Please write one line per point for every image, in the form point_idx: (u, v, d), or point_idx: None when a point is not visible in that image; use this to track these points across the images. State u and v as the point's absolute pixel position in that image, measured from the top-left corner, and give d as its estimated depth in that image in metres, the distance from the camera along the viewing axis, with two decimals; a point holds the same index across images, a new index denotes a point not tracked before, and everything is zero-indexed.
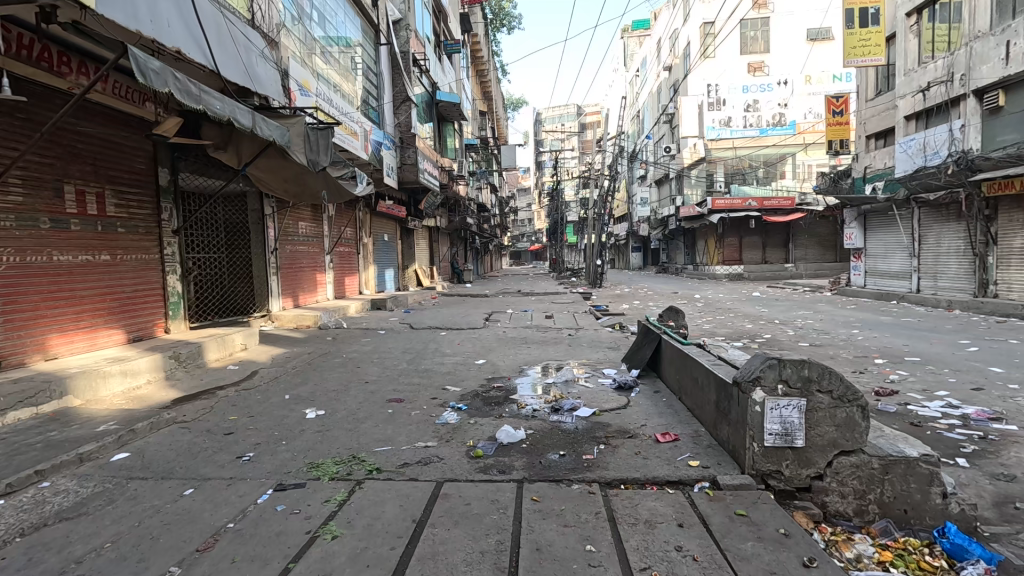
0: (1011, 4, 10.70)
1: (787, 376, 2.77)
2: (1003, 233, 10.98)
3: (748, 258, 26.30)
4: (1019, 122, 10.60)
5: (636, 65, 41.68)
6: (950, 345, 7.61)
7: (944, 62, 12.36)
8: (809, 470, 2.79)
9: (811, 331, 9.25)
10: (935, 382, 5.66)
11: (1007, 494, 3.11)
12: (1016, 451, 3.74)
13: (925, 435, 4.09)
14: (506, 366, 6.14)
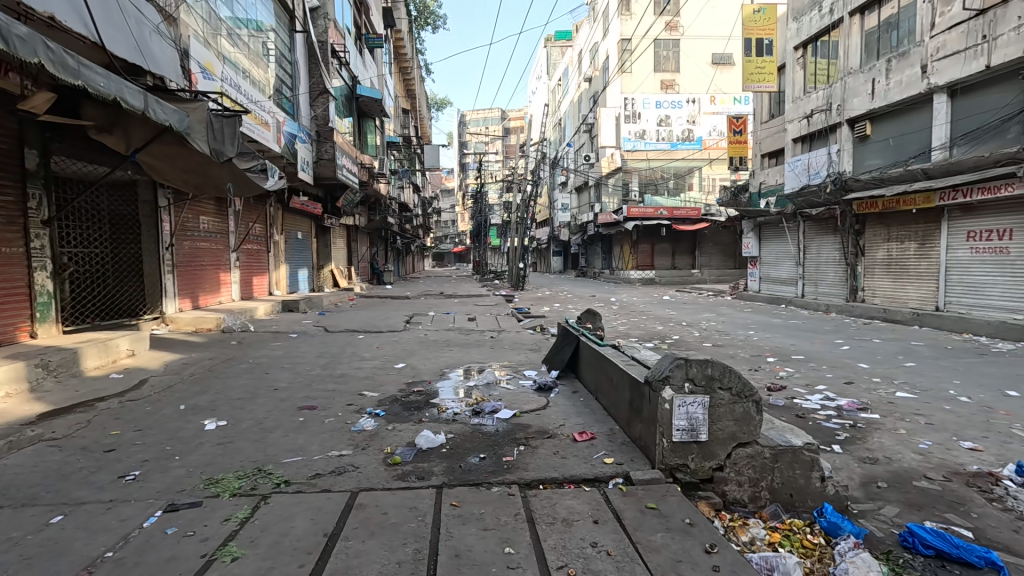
0: (876, 47, 12.32)
1: (693, 375, 2.97)
2: (869, 246, 12.55)
3: (659, 264, 27.92)
4: (882, 149, 12.19)
5: (557, 75, 42.95)
6: (828, 344, 8.56)
7: (824, 93, 13.95)
8: (711, 462, 2.99)
9: (714, 332, 10.00)
10: (816, 377, 6.34)
11: (871, 475, 3.56)
12: (878, 436, 4.30)
13: (808, 426, 4.57)
14: (426, 370, 6.02)
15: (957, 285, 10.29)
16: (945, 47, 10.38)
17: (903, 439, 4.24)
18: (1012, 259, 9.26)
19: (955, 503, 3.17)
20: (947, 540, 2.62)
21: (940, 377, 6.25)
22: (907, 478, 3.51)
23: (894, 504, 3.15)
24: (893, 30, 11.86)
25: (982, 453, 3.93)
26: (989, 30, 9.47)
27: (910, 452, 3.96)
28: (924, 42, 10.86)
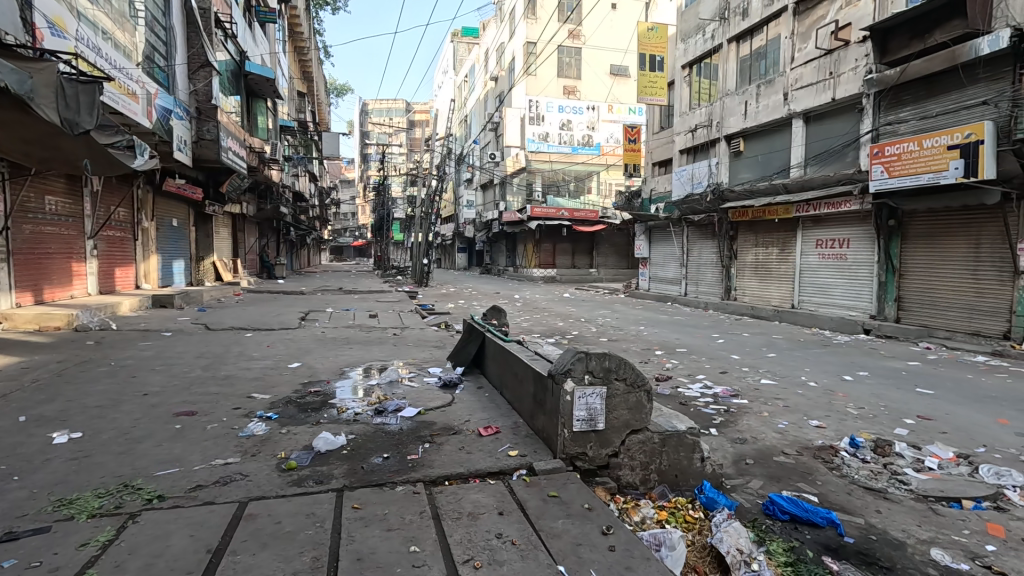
0: (749, 73, 13.85)
1: (592, 367, 3.13)
2: (741, 250, 14.10)
3: (560, 263, 28.99)
4: (752, 165, 13.73)
5: (463, 71, 42.83)
6: (707, 338, 9.49)
7: (706, 111, 15.39)
8: (607, 449, 3.19)
9: (610, 328, 10.62)
10: (697, 368, 7.00)
11: (741, 453, 4.02)
12: (746, 419, 4.86)
13: (690, 412, 5.04)
14: (324, 369, 5.71)
15: (808, 286, 11.92)
16: (802, 79, 11.94)
17: (766, 420, 4.84)
18: (849, 264, 10.94)
19: (805, 473, 3.69)
20: (799, 505, 3.04)
21: (794, 365, 7.22)
22: (769, 454, 4.01)
23: (759, 477, 3.59)
24: (761, 59, 13.40)
25: (825, 429, 4.61)
26: (834, 67, 11.09)
27: (772, 431, 4.53)
28: (786, 73, 12.41)
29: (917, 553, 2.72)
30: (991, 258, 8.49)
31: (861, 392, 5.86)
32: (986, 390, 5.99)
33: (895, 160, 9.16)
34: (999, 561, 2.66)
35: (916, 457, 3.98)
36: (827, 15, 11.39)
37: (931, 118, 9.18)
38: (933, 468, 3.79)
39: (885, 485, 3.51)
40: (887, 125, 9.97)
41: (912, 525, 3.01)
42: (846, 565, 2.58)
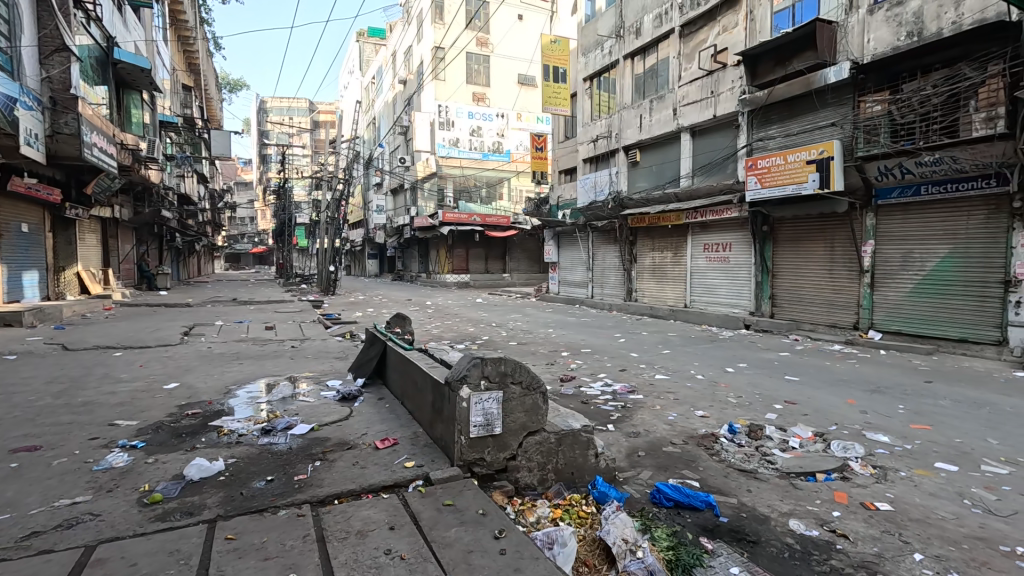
0: (643, 88, 14.81)
1: (488, 372, 3.15)
2: (640, 254, 15.00)
3: (473, 268, 29.03)
4: (648, 174, 14.69)
5: (370, 72, 41.64)
6: (610, 338, 9.96)
7: (606, 122, 16.23)
8: (505, 452, 3.22)
9: (520, 331, 10.80)
10: (599, 367, 7.31)
11: (634, 446, 4.25)
12: (641, 413, 5.15)
13: (589, 410, 5.25)
14: (207, 389, 5.23)
15: (698, 286, 12.95)
16: (688, 96, 12.99)
17: (659, 413, 5.16)
18: (732, 266, 12.03)
19: (689, 460, 3.99)
20: (681, 491, 3.27)
21: (685, 360, 7.80)
22: (659, 446, 4.28)
23: (649, 468, 3.82)
24: (653, 77, 14.40)
25: (708, 418, 5.02)
26: (715, 87, 12.18)
27: (663, 423, 4.85)
28: (675, 90, 13.44)
29: (778, 525, 3.04)
30: (843, 259, 9.74)
31: (740, 382, 6.46)
32: (838, 374, 6.88)
33: (766, 172, 10.23)
34: (842, 525, 3.03)
35: (782, 438, 4.45)
36: (707, 39, 12.53)
37: (793, 136, 10.40)
38: (795, 447, 4.25)
39: (755, 466, 3.88)
40: (759, 141, 11.15)
41: (776, 500, 3.35)
42: (719, 543, 2.81)
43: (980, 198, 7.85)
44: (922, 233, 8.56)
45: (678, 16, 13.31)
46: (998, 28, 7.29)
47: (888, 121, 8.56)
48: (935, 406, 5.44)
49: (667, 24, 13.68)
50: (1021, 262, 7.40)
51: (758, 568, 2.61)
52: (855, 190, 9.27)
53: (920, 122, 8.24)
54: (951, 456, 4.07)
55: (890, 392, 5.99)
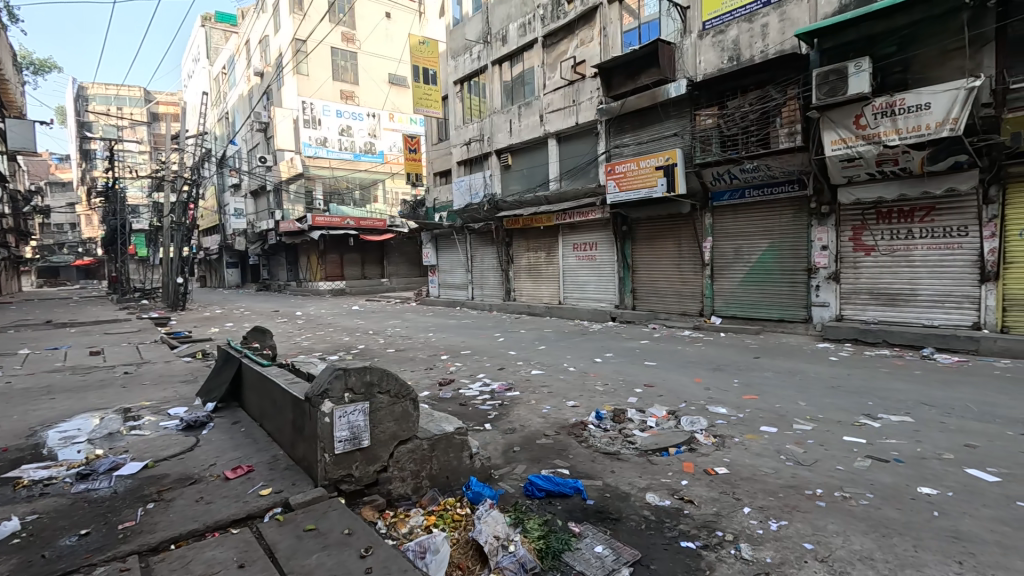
0: (512, 94, 15.29)
1: (352, 384, 2.98)
2: (516, 255, 15.46)
3: (349, 274, 27.59)
4: (519, 177, 15.20)
5: (220, 62, 37.58)
6: (489, 338, 10.12)
7: (477, 126, 16.46)
8: (375, 465, 3.08)
9: (398, 338, 10.49)
10: (478, 367, 7.38)
11: (510, 442, 4.36)
12: (517, 409, 5.28)
13: (467, 412, 5.27)
14: (2, 433, 4.27)
15: (570, 284, 13.71)
16: (552, 104, 13.68)
17: (534, 407, 5.35)
18: (598, 263, 12.91)
19: (561, 450, 4.19)
20: (552, 481, 3.42)
21: (558, 354, 8.20)
22: (533, 439, 4.44)
23: (523, 462, 3.94)
24: (521, 84, 14.93)
25: (578, 407, 5.33)
26: (576, 96, 12.99)
27: (537, 417, 5.03)
28: (540, 97, 14.07)
29: (637, 500, 3.30)
30: (689, 254, 10.98)
31: (608, 370, 6.97)
32: (688, 357, 7.74)
33: (623, 176, 11.15)
34: (689, 491, 3.40)
35: (641, 419, 4.86)
36: (568, 51, 13.30)
37: (644, 144, 11.52)
38: (652, 426, 4.67)
39: (618, 447, 4.19)
40: (616, 148, 12.13)
41: (635, 477, 3.64)
42: (585, 525, 2.98)
43: (789, 200, 9.35)
44: (748, 231, 9.98)
45: (540, 26, 13.96)
46: (794, 60, 8.73)
47: (717, 133, 9.90)
48: (760, 377, 6.39)
49: (531, 33, 14.29)
50: (819, 253, 8.95)
51: (619, 542, 2.81)
52: (695, 194, 10.54)
53: (742, 135, 9.59)
54: (772, 419, 4.79)
55: (727, 369, 6.89)
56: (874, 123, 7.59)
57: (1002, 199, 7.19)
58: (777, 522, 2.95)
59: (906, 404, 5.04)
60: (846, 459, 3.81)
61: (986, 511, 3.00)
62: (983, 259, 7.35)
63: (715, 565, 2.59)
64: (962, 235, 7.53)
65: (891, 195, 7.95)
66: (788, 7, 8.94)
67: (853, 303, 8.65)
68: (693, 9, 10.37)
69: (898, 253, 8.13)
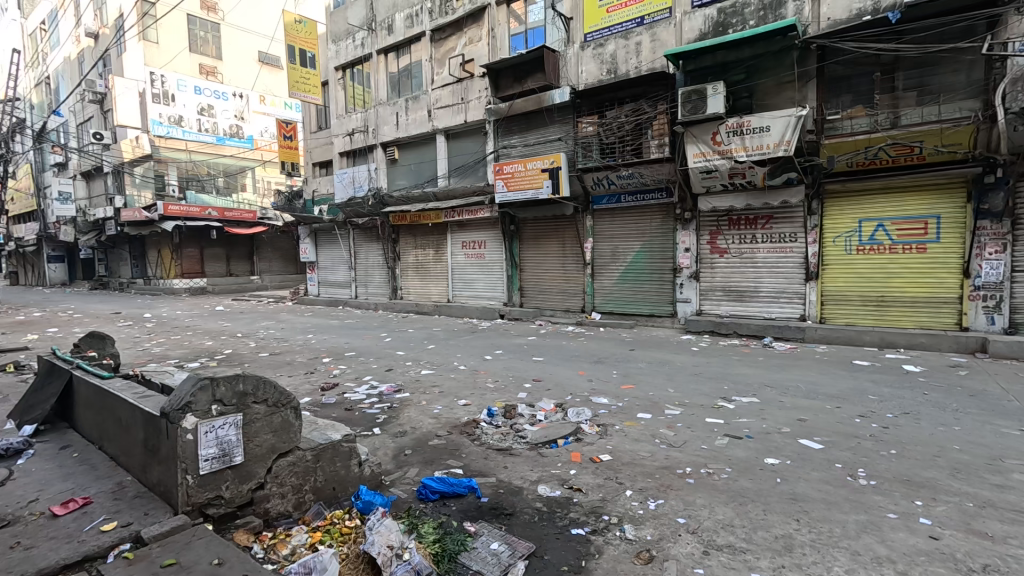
0: (399, 86, 14.83)
1: (222, 395, 2.65)
2: (403, 252, 15.04)
3: (211, 271, 24.68)
4: (406, 172, 14.76)
5: (36, 15, 31.37)
6: (375, 338, 9.71)
7: (361, 116, 15.68)
8: (249, 483, 2.77)
9: (272, 341, 9.60)
10: (364, 370, 7.02)
11: (401, 446, 4.22)
12: (407, 411, 5.13)
13: (353, 417, 4.98)
14: None
15: (458, 282, 13.69)
16: (440, 100, 13.51)
17: (425, 408, 5.23)
18: (486, 262, 13.06)
19: (453, 449, 4.15)
20: (445, 482, 3.36)
21: (449, 353, 8.12)
22: (425, 440, 4.34)
23: (415, 465, 3.83)
24: (408, 77, 14.55)
25: (470, 405, 5.33)
26: (465, 94, 12.97)
27: (428, 418, 4.93)
28: (428, 91, 13.83)
29: (529, 493, 3.38)
30: (572, 253, 11.56)
31: (498, 367, 7.05)
32: (572, 351, 8.14)
33: (510, 177, 11.36)
34: (577, 480, 3.56)
35: (531, 413, 4.99)
36: (456, 48, 13.26)
37: (531, 146, 11.88)
38: (541, 420, 4.82)
39: (510, 442, 4.27)
40: (503, 148, 12.34)
41: (527, 470, 3.73)
42: (481, 524, 2.97)
43: (658, 206, 10.28)
44: (623, 233, 10.77)
45: (428, 20, 13.72)
46: (662, 78, 9.57)
47: (597, 141, 10.54)
48: (636, 368, 6.94)
49: (418, 26, 13.97)
50: (683, 254, 9.95)
51: (513, 537, 2.85)
52: (577, 197, 11.13)
53: (619, 144, 10.31)
54: (647, 406, 5.22)
55: (606, 361, 7.37)
56: (727, 141, 8.61)
57: (821, 211, 8.58)
58: (654, 501, 3.21)
59: (752, 386, 5.82)
60: (708, 438, 4.28)
61: (815, 474, 3.55)
62: (808, 261, 8.73)
63: (603, 548, 2.73)
64: (793, 240, 8.87)
65: (740, 205, 9.11)
66: (657, 29, 9.82)
67: (710, 299, 9.77)
68: (576, 20, 10.89)
69: (745, 255, 9.34)
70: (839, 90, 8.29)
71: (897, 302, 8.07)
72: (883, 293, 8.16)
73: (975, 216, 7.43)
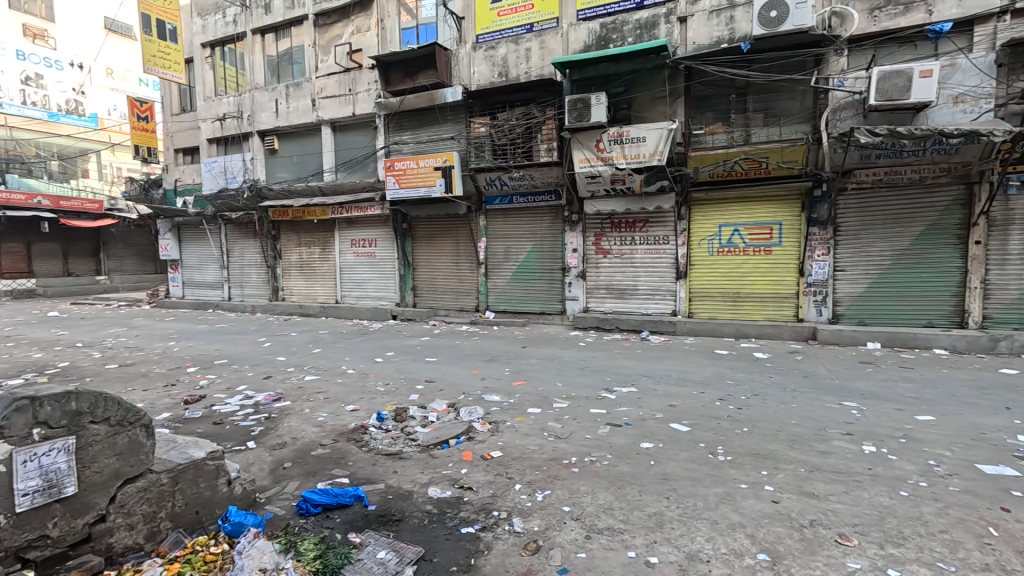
0: (278, 71, 13.77)
1: (47, 416, 2.23)
2: (285, 250, 13.99)
3: (42, 270, 20.86)
4: (288, 164, 13.72)
5: None
6: (250, 344, 8.89)
7: (233, 100, 14.25)
8: (86, 517, 2.37)
9: (123, 350, 8.37)
10: (236, 379, 6.39)
11: (279, 459, 3.91)
12: (287, 421, 4.77)
13: (223, 432, 4.51)
14: None
15: (347, 282, 13.06)
16: (325, 89, 12.76)
17: (307, 416, 4.90)
18: (377, 261, 12.60)
19: (339, 458, 3.93)
20: (328, 493, 3.17)
21: (335, 356, 7.72)
22: (308, 451, 4.07)
23: (295, 478, 3.58)
24: (288, 62, 13.57)
25: (359, 411, 5.09)
26: (352, 85, 12.39)
27: (311, 427, 4.62)
28: (311, 79, 12.99)
29: (419, 497, 3.32)
30: (465, 252, 11.58)
31: (389, 370, 6.84)
32: (465, 350, 8.16)
33: (402, 174, 11.04)
34: (468, 479, 3.56)
35: (423, 415, 4.90)
36: (342, 35, 12.63)
37: (423, 144, 11.67)
38: (433, 421, 4.75)
39: (400, 446, 4.15)
40: (394, 145, 12.00)
41: (417, 473, 3.66)
42: (367, 533, 2.85)
43: (547, 208, 10.67)
44: (515, 233, 11.03)
45: (310, 3, 12.91)
46: (551, 84, 9.93)
47: (489, 141, 10.66)
48: (527, 364, 7.15)
49: (300, 8, 13.07)
50: (571, 255, 10.45)
51: (402, 543, 2.78)
52: (470, 197, 11.18)
53: (510, 146, 10.53)
54: (536, 401, 5.39)
55: (499, 359, 7.50)
56: (609, 148, 9.19)
57: (688, 217, 9.51)
58: (542, 492, 3.32)
59: (632, 376, 6.29)
60: (592, 428, 4.53)
61: (683, 454, 3.92)
62: (678, 261, 9.62)
63: (492, 543, 2.77)
64: (666, 242, 9.73)
65: (621, 209, 9.77)
66: (546, 37, 10.19)
67: (595, 297, 10.36)
68: (467, 20, 10.92)
69: (625, 256, 10.06)
70: (702, 108, 9.24)
71: (750, 297, 9.20)
72: (738, 290, 9.27)
73: (807, 224, 8.72)
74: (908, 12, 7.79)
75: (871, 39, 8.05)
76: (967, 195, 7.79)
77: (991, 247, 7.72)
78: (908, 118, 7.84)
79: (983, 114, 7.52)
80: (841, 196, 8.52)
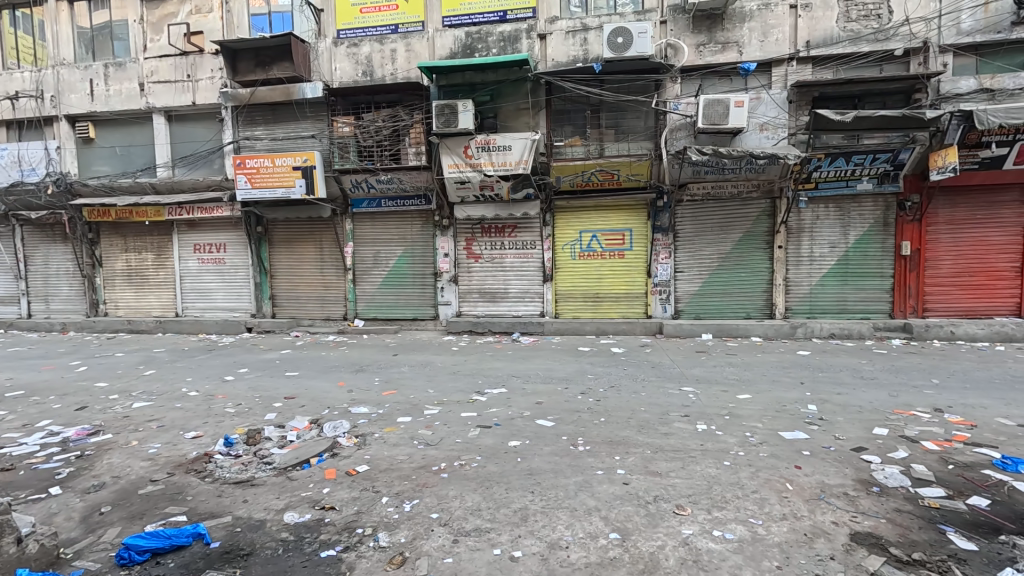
0: (93, 47, 11.73)
1: None
2: (107, 256, 11.94)
3: None
4: (108, 156, 11.74)
5: None
6: (58, 369, 7.40)
7: (30, 75, 11.79)
8: None
9: None
10: (37, 413, 5.27)
11: (94, 504, 3.31)
12: (107, 458, 4.05)
13: (15, 480, 3.68)
14: None
15: (190, 292, 11.56)
16: (157, 72, 11.17)
17: (134, 450, 4.22)
18: (227, 268, 11.36)
19: (174, 494, 3.45)
20: (159, 535, 2.77)
21: (174, 377, 6.77)
22: (133, 490, 3.51)
23: (116, 524, 3.06)
24: (107, 37, 11.63)
25: (201, 437, 4.51)
26: (191, 71, 11.02)
27: (139, 461, 3.99)
28: (138, 60, 11.27)
29: (272, 525, 3.04)
30: (330, 258, 10.94)
31: (240, 389, 6.17)
32: (331, 362, 7.70)
33: (255, 172, 10.08)
34: (330, 499, 3.36)
35: (280, 435, 4.51)
36: (177, 14, 11.17)
37: (278, 141, 10.78)
38: (292, 440, 4.40)
39: (252, 472, 3.77)
40: (245, 140, 10.91)
41: (272, 499, 3.36)
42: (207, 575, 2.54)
43: (417, 212, 10.53)
44: (385, 238, 10.71)
45: None
46: (417, 88, 9.86)
47: (354, 142, 10.22)
48: (398, 372, 6.96)
49: None
50: (442, 260, 10.44)
51: None
52: (335, 199, 10.59)
53: (376, 147, 10.21)
54: (407, 409, 5.28)
55: (368, 369, 7.19)
56: (476, 155, 9.36)
57: (552, 223, 10.06)
58: (409, 503, 3.25)
59: (502, 377, 6.47)
60: (462, 432, 4.56)
61: (547, 448, 4.13)
62: (545, 265, 10.13)
63: (356, 563, 2.64)
64: (532, 247, 10.18)
65: (490, 215, 10.00)
66: (411, 40, 10.07)
67: (467, 301, 10.48)
68: (327, 13, 10.38)
69: (496, 261, 10.32)
70: (562, 121, 9.85)
71: (607, 297, 10.03)
72: (597, 291, 10.05)
73: (652, 231, 9.76)
74: (725, 51, 9.14)
75: (698, 71, 9.29)
76: (771, 208, 9.35)
77: (789, 251, 9.36)
78: (728, 141, 9.18)
79: (781, 141, 9.09)
80: (678, 206, 9.68)
